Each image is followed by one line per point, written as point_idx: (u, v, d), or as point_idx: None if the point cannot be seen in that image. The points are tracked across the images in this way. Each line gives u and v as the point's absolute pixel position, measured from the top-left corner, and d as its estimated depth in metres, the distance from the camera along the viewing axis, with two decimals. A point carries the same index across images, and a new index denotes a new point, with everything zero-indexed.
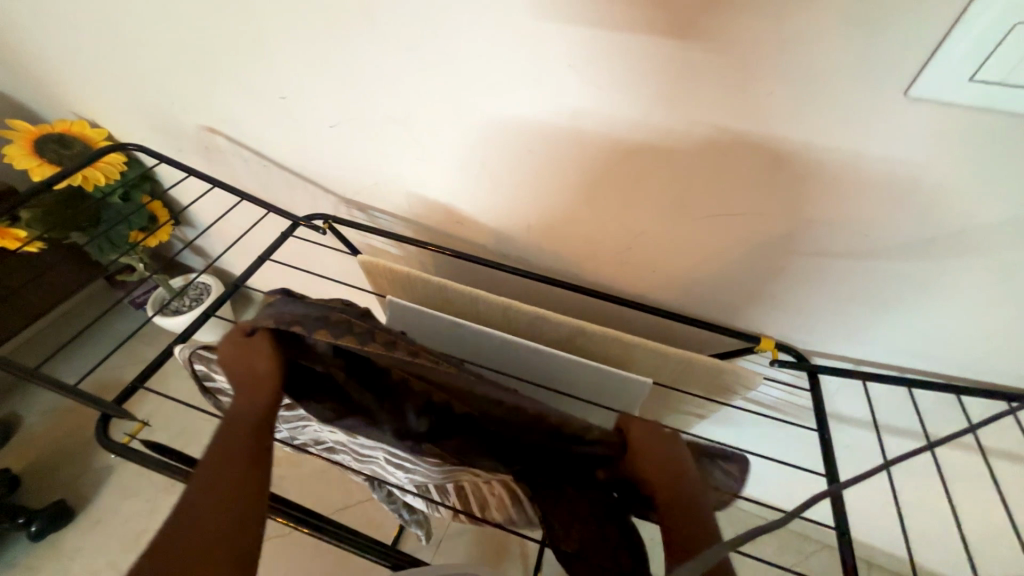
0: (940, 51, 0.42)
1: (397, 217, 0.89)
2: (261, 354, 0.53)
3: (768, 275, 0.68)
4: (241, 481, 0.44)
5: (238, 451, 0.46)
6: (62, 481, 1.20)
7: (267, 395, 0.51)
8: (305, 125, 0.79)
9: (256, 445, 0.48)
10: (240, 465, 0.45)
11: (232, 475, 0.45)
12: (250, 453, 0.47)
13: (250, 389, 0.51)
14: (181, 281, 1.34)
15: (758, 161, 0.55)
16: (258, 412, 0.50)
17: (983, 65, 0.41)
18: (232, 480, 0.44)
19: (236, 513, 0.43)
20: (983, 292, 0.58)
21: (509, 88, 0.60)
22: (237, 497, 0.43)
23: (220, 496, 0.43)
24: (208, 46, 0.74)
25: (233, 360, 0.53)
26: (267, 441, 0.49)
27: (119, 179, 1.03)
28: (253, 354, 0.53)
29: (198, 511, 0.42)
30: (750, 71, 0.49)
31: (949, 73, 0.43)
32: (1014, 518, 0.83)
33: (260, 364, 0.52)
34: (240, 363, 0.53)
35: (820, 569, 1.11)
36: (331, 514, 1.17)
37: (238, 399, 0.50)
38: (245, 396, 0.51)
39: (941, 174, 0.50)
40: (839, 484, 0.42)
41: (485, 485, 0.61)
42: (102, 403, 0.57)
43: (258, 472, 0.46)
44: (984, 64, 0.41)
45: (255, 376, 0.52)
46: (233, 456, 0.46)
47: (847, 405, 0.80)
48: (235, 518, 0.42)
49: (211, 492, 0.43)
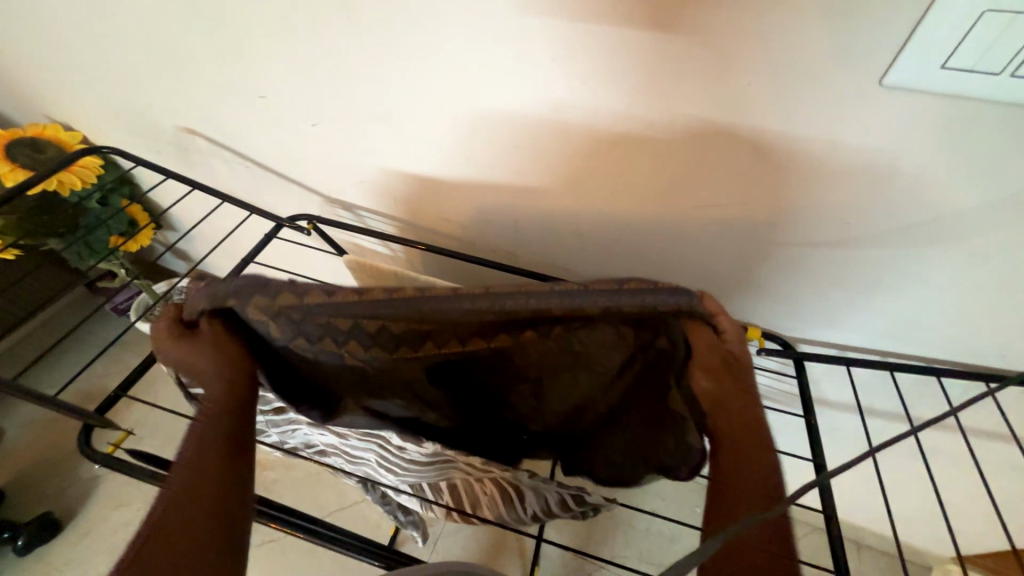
0: (912, 42, 0.43)
1: (383, 216, 0.88)
2: (229, 342, 0.49)
3: (754, 263, 0.68)
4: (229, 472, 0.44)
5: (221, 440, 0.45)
6: (49, 494, 1.18)
7: (242, 385, 0.49)
8: (287, 123, 0.77)
9: (237, 434, 0.46)
10: (226, 455, 0.45)
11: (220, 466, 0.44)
12: (232, 442, 0.46)
13: (224, 380, 0.48)
14: (164, 286, 1.31)
15: (743, 151, 0.56)
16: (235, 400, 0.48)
17: (955, 51, 0.42)
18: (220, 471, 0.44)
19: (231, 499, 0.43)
20: (960, 276, 0.60)
21: (492, 81, 0.59)
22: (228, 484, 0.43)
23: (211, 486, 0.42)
24: (184, 44, 0.72)
25: (200, 351, 0.47)
26: (244, 440, 0.47)
27: (97, 182, 1.00)
28: (215, 341, 0.48)
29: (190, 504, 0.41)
30: (733, 61, 0.49)
31: (923, 62, 0.43)
32: (995, 495, 0.85)
33: (231, 351, 0.48)
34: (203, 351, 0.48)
35: (811, 550, 1.13)
36: (325, 516, 1.16)
37: (209, 388, 0.47)
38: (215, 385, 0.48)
39: (917, 161, 0.51)
40: (827, 473, 0.43)
41: (477, 483, 0.62)
42: (84, 413, 0.55)
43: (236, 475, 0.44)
44: (955, 53, 0.42)
45: (225, 362, 0.48)
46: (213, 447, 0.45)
47: (833, 390, 0.82)
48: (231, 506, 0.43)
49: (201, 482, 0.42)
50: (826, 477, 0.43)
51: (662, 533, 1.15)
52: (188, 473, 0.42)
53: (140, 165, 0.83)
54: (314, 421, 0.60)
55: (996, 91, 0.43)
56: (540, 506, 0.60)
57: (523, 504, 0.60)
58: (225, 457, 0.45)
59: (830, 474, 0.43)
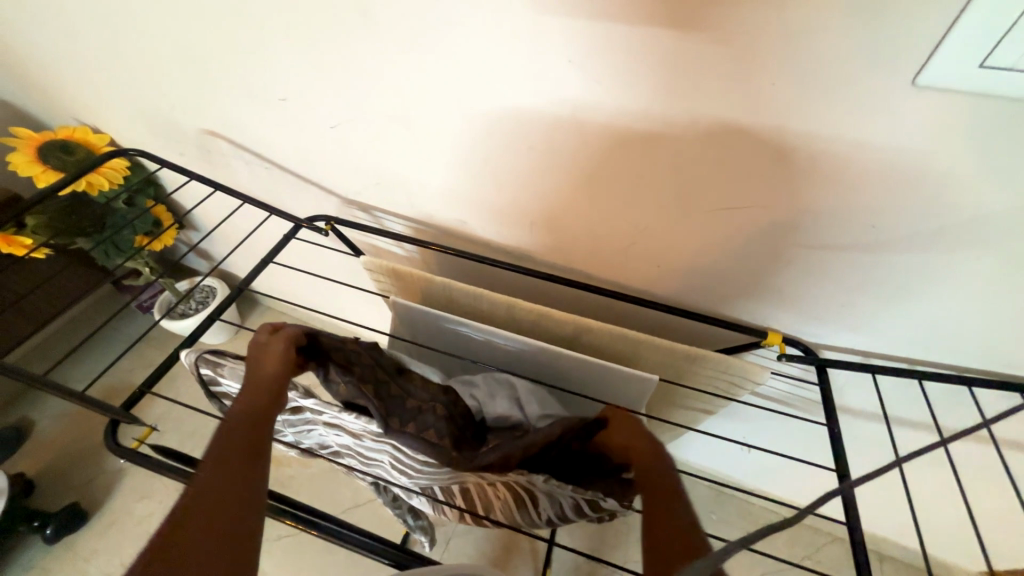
0: (947, 40, 0.41)
1: (399, 216, 0.88)
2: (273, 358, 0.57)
3: (773, 267, 0.67)
4: (244, 464, 0.46)
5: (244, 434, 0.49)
6: (77, 484, 1.22)
7: (269, 394, 0.54)
8: (306, 125, 0.78)
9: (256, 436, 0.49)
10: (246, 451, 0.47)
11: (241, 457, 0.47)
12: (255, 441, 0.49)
13: (253, 389, 0.54)
14: (187, 284, 1.35)
15: (764, 153, 0.55)
16: (262, 408, 0.52)
17: (993, 51, 0.40)
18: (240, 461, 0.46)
19: (241, 487, 0.44)
20: (994, 281, 0.57)
21: (508, 81, 0.59)
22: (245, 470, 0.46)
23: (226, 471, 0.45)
24: (208, 48, 0.74)
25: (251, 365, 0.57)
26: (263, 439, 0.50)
27: (123, 184, 1.03)
28: (263, 360, 0.58)
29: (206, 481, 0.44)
30: (756, 59, 0.48)
31: (958, 61, 0.42)
32: None
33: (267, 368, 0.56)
34: (251, 361, 0.58)
35: (830, 561, 1.10)
36: (340, 512, 1.18)
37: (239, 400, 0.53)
38: (247, 395, 0.54)
39: (947, 163, 0.49)
40: (849, 482, 0.41)
41: (489, 487, 0.59)
42: (110, 409, 0.56)
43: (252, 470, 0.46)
44: (996, 49, 0.40)
45: (257, 379, 0.55)
46: (237, 441, 0.48)
47: (856, 398, 0.80)
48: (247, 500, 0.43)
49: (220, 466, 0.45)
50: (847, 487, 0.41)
51: None
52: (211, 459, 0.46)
53: (164, 166, 0.86)
54: (329, 421, 0.60)
55: None
56: (555, 510, 0.58)
57: (537, 507, 0.59)
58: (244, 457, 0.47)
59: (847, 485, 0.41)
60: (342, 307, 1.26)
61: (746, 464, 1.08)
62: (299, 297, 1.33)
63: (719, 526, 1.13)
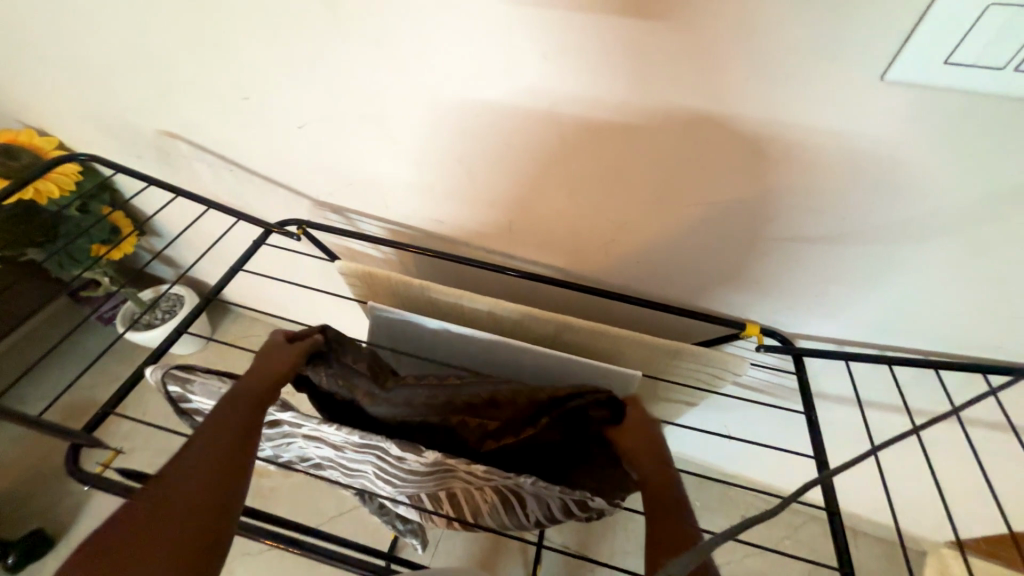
0: (914, 36, 0.42)
1: (375, 219, 0.86)
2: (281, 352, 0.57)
3: (751, 259, 0.68)
4: (235, 446, 0.46)
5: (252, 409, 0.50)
6: (40, 510, 1.15)
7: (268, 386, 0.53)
8: (272, 125, 0.75)
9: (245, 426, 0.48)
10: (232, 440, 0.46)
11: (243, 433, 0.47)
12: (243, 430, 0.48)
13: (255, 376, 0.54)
14: (151, 293, 1.28)
15: (740, 146, 0.55)
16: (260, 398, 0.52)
17: (958, 46, 0.42)
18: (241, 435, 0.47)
19: (231, 461, 0.44)
20: (957, 268, 0.60)
21: (484, 78, 0.58)
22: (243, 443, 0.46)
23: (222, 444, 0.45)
24: (163, 45, 0.69)
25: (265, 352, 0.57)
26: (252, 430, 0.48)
27: (76, 190, 0.97)
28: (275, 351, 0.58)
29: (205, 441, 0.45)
30: (731, 53, 0.48)
31: (924, 56, 0.43)
32: (993, 481, 0.86)
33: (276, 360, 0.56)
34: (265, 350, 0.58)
35: (809, 540, 1.15)
36: (325, 522, 1.15)
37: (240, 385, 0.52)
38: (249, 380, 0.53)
39: (914, 156, 0.50)
40: (828, 471, 0.42)
41: (477, 492, 0.58)
42: (70, 434, 0.52)
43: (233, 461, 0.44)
44: (960, 45, 0.41)
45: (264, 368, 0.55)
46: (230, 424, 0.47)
47: (831, 383, 0.82)
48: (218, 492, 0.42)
49: (215, 440, 0.45)
50: (827, 477, 0.42)
51: None
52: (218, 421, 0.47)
53: (118, 171, 0.81)
54: (308, 433, 0.57)
55: (993, 85, 0.43)
56: (543, 512, 0.58)
57: (526, 510, 0.58)
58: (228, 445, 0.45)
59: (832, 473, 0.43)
60: (318, 313, 1.23)
61: (727, 451, 1.11)
62: (273, 304, 1.29)
63: (703, 514, 1.16)
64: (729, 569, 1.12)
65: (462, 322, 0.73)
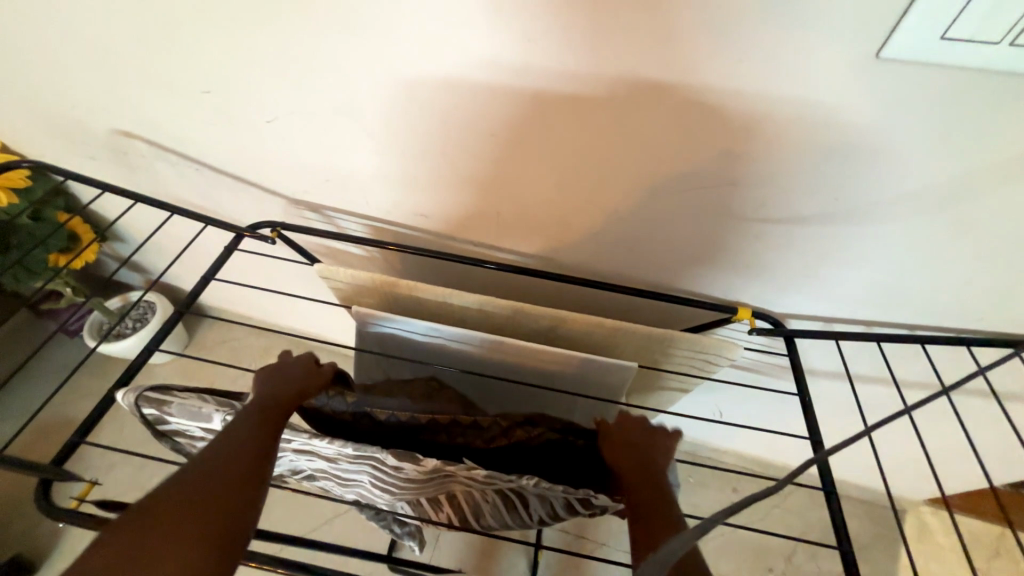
0: (912, 11, 0.42)
1: (355, 216, 0.82)
2: (297, 369, 0.59)
3: (744, 242, 0.67)
4: (252, 449, 0.47)
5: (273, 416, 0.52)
6: (18, 533, 1.10)
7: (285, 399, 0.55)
8: (238, 121, 0.71)
9: (262, 432, 0.49)
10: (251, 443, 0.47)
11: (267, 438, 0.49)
12: (262, 434, 0.49)
13: (276, 387, 0.56)
14: (120, 303, 1.22)
15: (733, 128, 0.54)
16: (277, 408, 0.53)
17: (956, 21, 0.41)
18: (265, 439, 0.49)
19: (247, 463, 0.45)
20: (944, 245, 0.60)
21: (465, 61, 0.56)
22: (266, 447, 0.48)
23: (239, 445, 0.47)
24: (111, 35, 0.64)
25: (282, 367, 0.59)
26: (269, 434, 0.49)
27: (25, 196, 0.90)
28: (289, 367, 0.59)
29: (229, 445, 0.46)
30: (725, 30, 0.47)
31: (921, 32, 0.43)
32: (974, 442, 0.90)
33: (293, 376, 0.58)
34: (280, 364, 0.59)
35: (797, 507, 1.19)
36: (322, 525, 1.14)
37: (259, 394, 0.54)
38: (269, 388, 0.55)
39: (907, 135, 0.50)
40: (825, 451, 0.43)
41: (477, 493, 0.57)
42: (38, 466, 0.49)
43: (250, 463, 0.46)
44: (956, 21, 0.41)
45: (280, 382, 0.57)
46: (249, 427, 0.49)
47: (820, 360, 0.83)
48: (235, 493, 0.43)
49: (234, 442, 0.47)
50: (823, 456, 0.44)
51: None
52: (240, 426, 0.49)
53: (71, 175, 0.75)
54: (299, 447, 0.55)
55: (987, 59, 0.43)
56: (546, 510, 0.57)
57: (528, 509, 0.57)
58: (247, 450, 0.47)
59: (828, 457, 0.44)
60: (300, 315, 1.19)
61: (719, 428, 1.13)
62: (252, 308, 1.24)
63: (697, 490, 1.18)
64: (723, 540, 1.15)
65: (453, 321, 0.71)
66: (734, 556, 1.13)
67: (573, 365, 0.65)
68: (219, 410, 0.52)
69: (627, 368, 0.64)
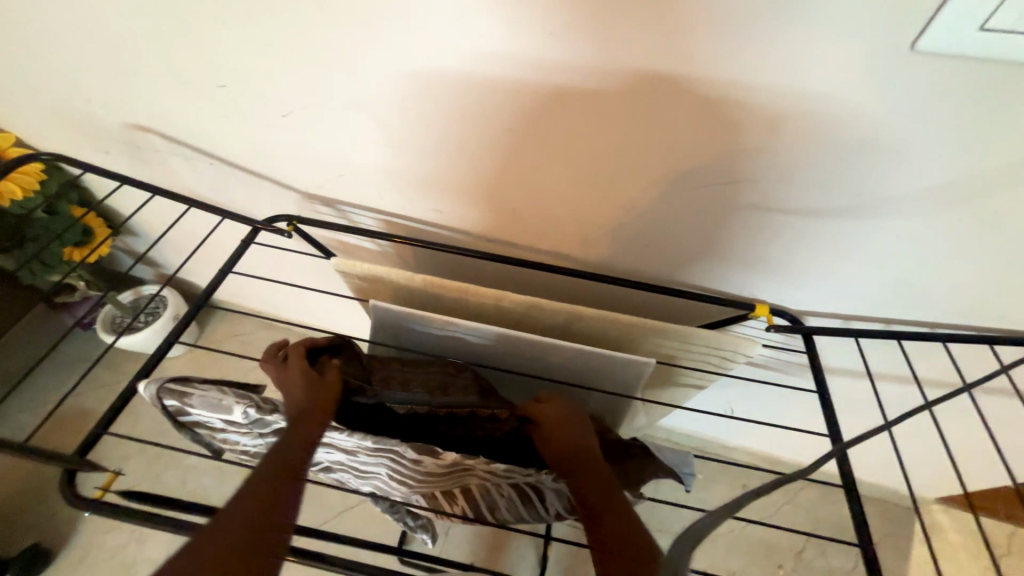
0: (950, 1, 0.41)
1: (368, 210, 0.82)
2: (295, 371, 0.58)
3: (763, 238, 0.66)
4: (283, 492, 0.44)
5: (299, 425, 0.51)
6: (34, 524, 1.12)
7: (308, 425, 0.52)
8: (254, 114, 0.70)
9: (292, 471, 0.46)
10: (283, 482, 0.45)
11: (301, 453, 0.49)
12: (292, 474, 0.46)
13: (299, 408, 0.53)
14: (132, 296, 1.23)
15: (757, 122, 0.53)
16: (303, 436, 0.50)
17: (996, 12, 0.40)
18: (300, 455, 0.48)
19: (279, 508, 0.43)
20: (972, 241, 0.59)
21: (484, 54, 0.55)
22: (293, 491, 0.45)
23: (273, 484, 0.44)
24: (128, 28, 0.64)
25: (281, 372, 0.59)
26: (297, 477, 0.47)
27: (40, 190, 0.91)
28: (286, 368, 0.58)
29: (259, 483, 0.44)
30: (754, 21, 0.46)
31: (958, 23, 0.42)
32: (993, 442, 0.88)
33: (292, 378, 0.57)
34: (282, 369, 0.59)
35: (808, 505, 1.18)
36: (333, 518, 1.14)
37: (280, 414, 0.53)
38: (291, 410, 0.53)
39: (937, 129, 0.49)
40: (842, 445, 0.47)
41: (493, 487, 0.57)
42: (64, 457, 0.49)
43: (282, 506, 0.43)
44: (996, 12, 0.40)
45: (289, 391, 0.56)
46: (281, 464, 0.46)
47: (838, 358, 0.83)
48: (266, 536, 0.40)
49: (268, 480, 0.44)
50: (840, 448, 0.48)
51: (669, 505, 1.17)
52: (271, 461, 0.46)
53: (87, 169, 0.75)
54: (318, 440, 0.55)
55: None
56: (563, 504, 0.57)
57: (545, 503, 0.57)
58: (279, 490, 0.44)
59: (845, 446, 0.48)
60: (311, 309, 1.19)
61: (730, 426, 1.12)
62: (262, 301, 1.24)
63: (707, 487, 1.18)
64: (733, 537, 1.15)
65: (468, 316, 0.71)
66: (743, 551, 1.14)
67: (589, 360, 0.65)
68: (239, 402, 0.53)
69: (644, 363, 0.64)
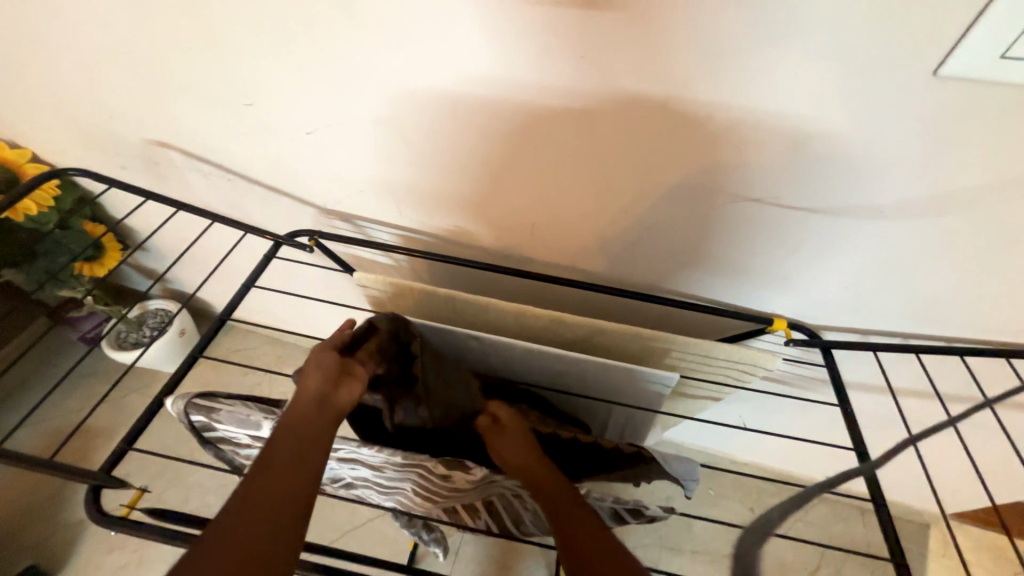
0: (971, 33, 0.43)
1: (386, 225, 0.83)
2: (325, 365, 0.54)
3: (782, 254, 0.68)
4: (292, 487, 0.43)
5: (305, 445, 0.47)
6: (31, 544, 1.09)
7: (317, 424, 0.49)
8: (276, 131, 0.71)
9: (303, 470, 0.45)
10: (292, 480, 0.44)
11: (312, 452, 0.47)
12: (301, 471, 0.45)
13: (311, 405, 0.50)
14: (138, 310, 1.22)
15: (779, 143, 0.55)
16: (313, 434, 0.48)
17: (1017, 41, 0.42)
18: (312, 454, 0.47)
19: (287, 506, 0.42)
20: (988, 257, 0.60)
21: (510, 77, 0.56)
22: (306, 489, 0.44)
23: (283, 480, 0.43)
24: (157, 49, 0.65)
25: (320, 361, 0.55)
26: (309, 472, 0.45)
27: (55, 204, 0.91)
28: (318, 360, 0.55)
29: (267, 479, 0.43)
30: (779, 48, 0.47)
31: (980, 52, 0.43)
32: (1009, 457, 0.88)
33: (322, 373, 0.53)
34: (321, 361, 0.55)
35: (821, 521, 1.18)
36: (340, 537, 1.12)
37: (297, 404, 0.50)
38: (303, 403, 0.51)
39: (958, 148, 0.51)
40: (869, 462, 0.44)
41: (517, 501, 0.57)
42: (90, 474, 0.49)
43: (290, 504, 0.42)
44: (1017, 42, 0.42)
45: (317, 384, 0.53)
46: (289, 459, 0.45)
47: (854, 372, 0.83)
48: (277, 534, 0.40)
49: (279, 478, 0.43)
50: (869, 470, 0.45)
51: (681, 521, 1.16)
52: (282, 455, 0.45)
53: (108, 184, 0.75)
54: (344, 456, 0.55)
55: None
56: None
57: None
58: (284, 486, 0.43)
59: (874, 466, 0.45)
60: (321, 323, 1.18)
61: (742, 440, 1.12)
62: (270, 315, 1.23)
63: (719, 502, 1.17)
64: None
65: (489, 330, 0.71)
66: None
67: (612, 372, 0.65)
68: (268, 417, 0.52)
69: (667, 378, 0.64)
